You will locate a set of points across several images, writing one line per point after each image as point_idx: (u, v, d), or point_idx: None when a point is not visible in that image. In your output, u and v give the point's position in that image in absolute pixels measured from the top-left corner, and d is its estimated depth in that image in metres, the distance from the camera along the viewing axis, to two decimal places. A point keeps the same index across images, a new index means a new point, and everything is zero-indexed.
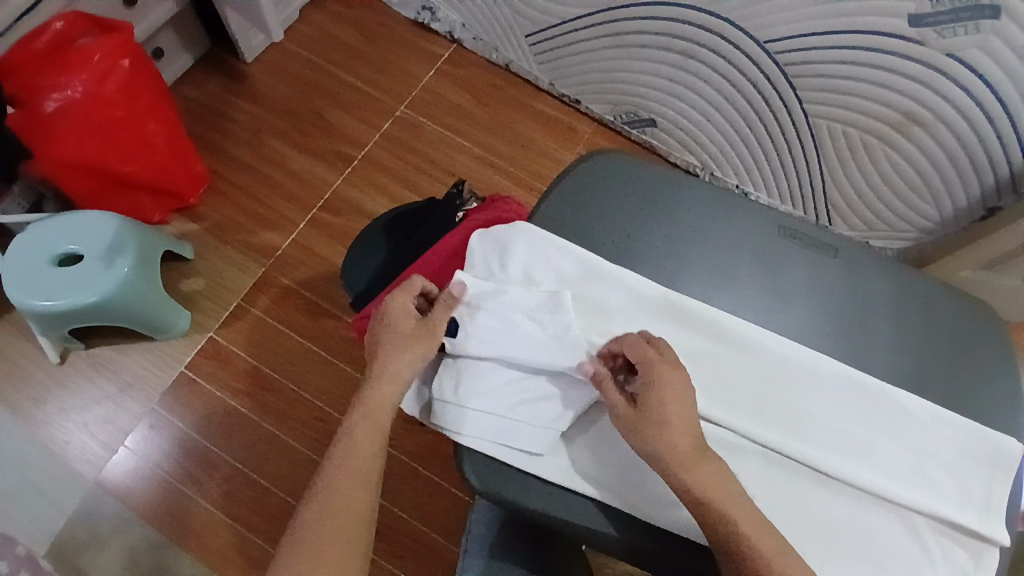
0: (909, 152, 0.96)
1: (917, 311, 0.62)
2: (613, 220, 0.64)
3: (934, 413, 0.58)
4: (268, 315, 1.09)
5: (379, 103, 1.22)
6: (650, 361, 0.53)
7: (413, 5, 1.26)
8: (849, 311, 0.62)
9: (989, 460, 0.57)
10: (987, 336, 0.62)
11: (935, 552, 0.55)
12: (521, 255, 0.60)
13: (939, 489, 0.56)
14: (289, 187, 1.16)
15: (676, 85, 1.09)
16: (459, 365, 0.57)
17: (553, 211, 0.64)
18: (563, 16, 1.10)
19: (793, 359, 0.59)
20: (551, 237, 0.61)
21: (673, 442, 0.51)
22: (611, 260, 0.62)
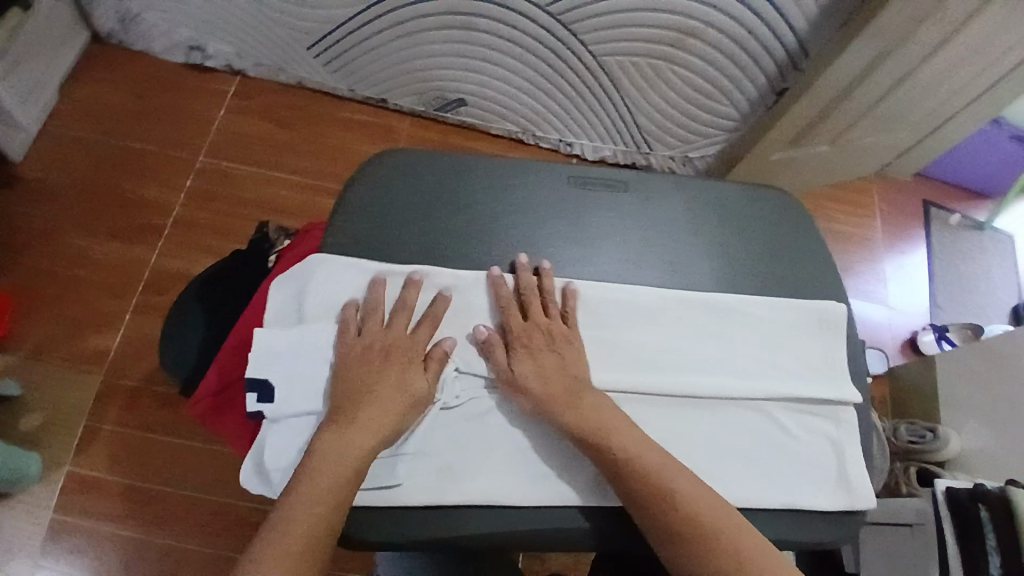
0: (693, 63, 1.01)
1: (717, 217, 0.64)
2: (404, 216, 0.61)
3: (761, 302, 0.61)
4: (124, 425, 0.99)
5: (175, 163, 1.12)
6: (513, 323, 0.57)
7: (178, 48, 1.15)
8: (652, 236, 0.63)
9: (819, 326, 0.61)
10: (783, 217, 0.65)
11: (796, 430, 0.58)
12: (319, 287, 0.57)
13: (780, 371, 0.59)
14: (106, 281, 1.05)
15: (471, 61, 1.08)
16: (283, 427, 0.53)
17: (342, 229, 0.60)
18: (337, 19, 1.03)
19: (617, 298, 0.60)
20: (351, 259, 0.58)
21: (560, 394, 0.53)
22: (417, 260, 0.59)
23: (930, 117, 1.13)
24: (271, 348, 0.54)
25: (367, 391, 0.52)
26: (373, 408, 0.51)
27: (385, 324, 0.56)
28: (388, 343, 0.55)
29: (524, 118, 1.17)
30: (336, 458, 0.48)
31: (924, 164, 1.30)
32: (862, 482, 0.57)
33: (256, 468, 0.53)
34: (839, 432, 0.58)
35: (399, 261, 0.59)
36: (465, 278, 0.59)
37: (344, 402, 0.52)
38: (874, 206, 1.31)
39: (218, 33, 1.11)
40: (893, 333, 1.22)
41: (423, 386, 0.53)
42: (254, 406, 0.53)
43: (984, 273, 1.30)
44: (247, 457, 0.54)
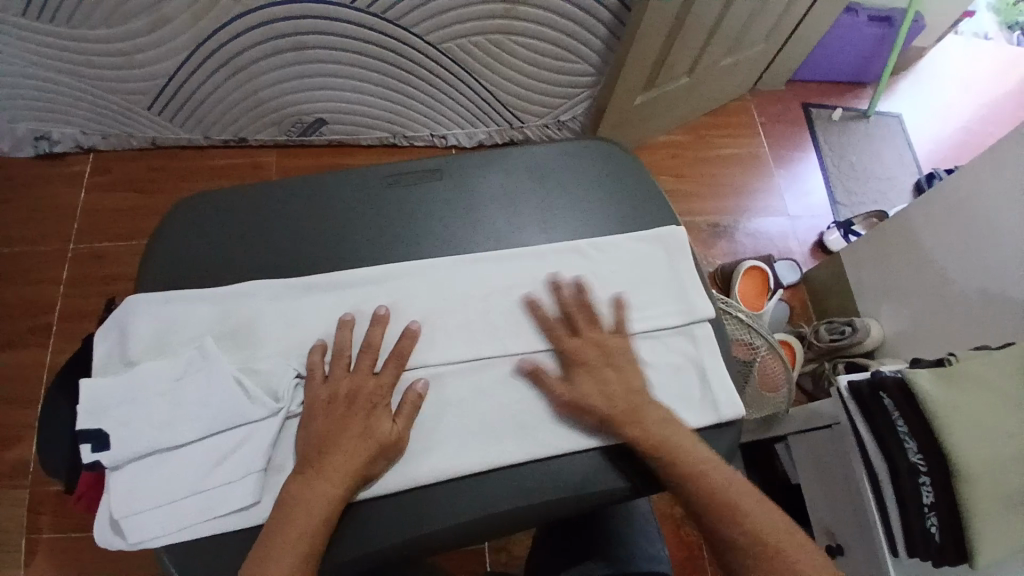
0: (530, 28, 1.00)
1: (534, 182, 0.66)
2: (224, 248, 0.60)
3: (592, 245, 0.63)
4: (60, 529, 0.95)
5: (49, 256, 1.09)
6: (566, 343, 0.57)
7: (22, 141, 1.11)
8: (468, 213, 0.64)
9: (652, 246, 0.64)
10: (600, 166, 0.68)
11: (652, 355, 0.59)
12: (141, 328, 0.56)
13: (626, 308, 0.61)
14: (7, 391, 1.01)
15: (315, 79, 1.05)
16: (129, 471, 0.51)
17: (162, 270, 0.59)
18: (168, 72, 1.00)
19: (460, 286, 0.60)
20: (170, 293, 0.58)
21: (622, 411, 0.54)
22: (243, 278, 0.59)
23: (781, 22, 1.14)
24: (101, 396, 0.52)
25: (336, 437, 0.51)
26: (340, 457, 0.50)
27: (353, 367, 0.55)
28: (355, 392, 0.54)
29: (388, 122, 1.15)
30: (297, 498, 0.49)
31: (792, 69, 1.32)
32: (726, 394, 0.58)
33: (103, 520, 0.51)
34: (697, 352, 0.60)
35: (227, 283, 0.59)
36: (293, 285, 0.59)
37: (312, 451, 0.51)
38: (755, 122, 1.32)
39: (56, 115, 1.07)
40: (799, 240, 1.24)
41: (391, 432, 0.52)
42: (91, 455, 0.51)
43: (878, 159, 1.32)
44: (100, 509, 0.52)
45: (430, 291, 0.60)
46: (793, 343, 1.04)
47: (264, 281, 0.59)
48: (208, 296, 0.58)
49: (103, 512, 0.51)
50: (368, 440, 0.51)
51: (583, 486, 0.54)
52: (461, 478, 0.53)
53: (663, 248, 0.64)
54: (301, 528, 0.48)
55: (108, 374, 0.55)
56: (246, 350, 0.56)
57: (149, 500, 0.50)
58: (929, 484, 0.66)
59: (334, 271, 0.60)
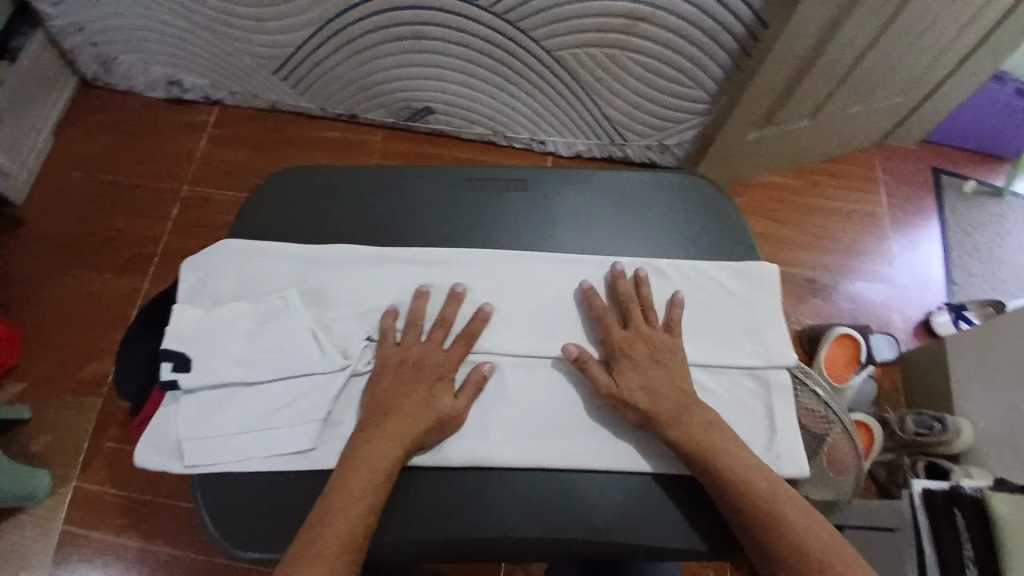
0: (649, 48, 0.96)
1: (620, 205, 0.64)
2: (309, 219, 0.62)
3: (677, 266, 0.61)
4: (124, 442, 1.03)
5: (162, 194, 1.17)
6: (614, 334, 0.56)
7: (157, 85, 1.21)
8: (549, 225, 0.63)
9: (737, 281, 0.60)
10: (694, 198, 0.64)
11: (722, 390, 0.56)
12: (228, 270, 0.58)
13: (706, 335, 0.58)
14: (104, 310, 1.10)
15: (429, 67, 1.07)
16: (199, 398, 0.54)
17: (253, 225, 0.62)
18: (295, 42, 1.06)
19: (530, 290, 0.60)
20: (260, 242, 0.60)
21: (667, 409, 0.52)
22: (329, 242, 0.61)
23: (924, 77, 1.05)
24: (187, 325, 0.55)
25: (398, 402, 0.52)
26: (399, 420, 0.51)
27: (424, 337, 0.56)
28: (421, 358, 0.55)
29: (492, 119, 1.16)
30: (358, 454, 0.50)
31: (929, 128, 1.21)
32: (789, 450, 0.54)
33: (155, 439, 0.53)
34: (765, 394, 0.56)
35: (315, 244, 0.61)
36: (370, 254, 0.59)
37: (378, 411, 0.52)
38: (877, 179, 1.22)
39: (191, 66, 1.16)
40: (902, 315, 1.13)
41: (450, 407, 0.53)
42: (168, 374, 0.53)
43: (1010, 241, 1.18)
44: (149, 434, 0.53)
45: (498, 291, 0.59)
46: (871, 425, 0.95)
47: (345, 249, 0.59)
48: (294, 251, 0.59)
49: (158, 433, 0.54)
50: (435, 412, 0.52)
51: (607, 535, 0.52)
52: (481, 495, 0.53)
53: (751, 291, 0.60)
54: (360, 483, 0.48)
55: (195, 305, 0.57)
56: (324, 307, 0.58)
57: (209, 429, 0.53)
58: None
59: (415, 247, 0.60)
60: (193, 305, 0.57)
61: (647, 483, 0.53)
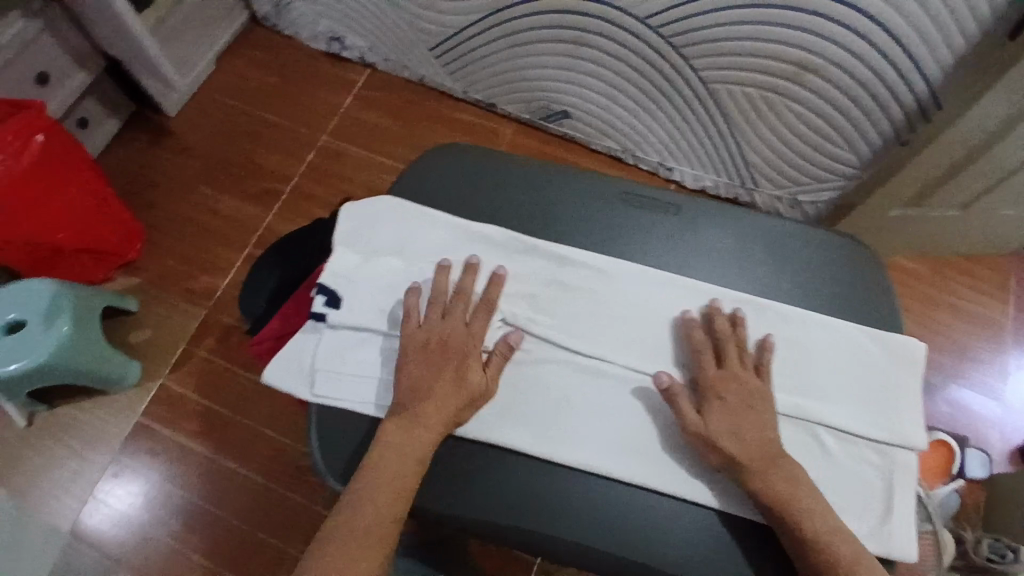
0: (810, 100, 0.95)
1: (769, 252, 0.63)
2: (468, 196, 0.66)
3: (824, 323, 0.61)
4: (215, 355, 1.10)
5: (302, 137, 1.24)
6: (708, 370, 0.56)
7: (320, 37, 1.27)
8: (693, 254, 0.63)
9: (879, 351, 0.60)
10: (843, 266, 0.63)
11: (846, 458, 0.58)
12: (389, 227, 0.64)
13: (836, 399, 0.59)
14: (225, 231, 1.17)
15: (580, 74, 1.09)
16: (336, 335, 0.60)
17: (416, 190, 0.66)
18: (458, 25, 1.10)
19: (664, 310, 0.60)
20: (423, 207, 0.64)
21: (756, 457, 0.52)
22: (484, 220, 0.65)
23: None
24: (345, 268, 0.62)
25: (435, 380, 0.55)
26: (437, 402, 0.55)
27: (445, 313, 0.58)
28: (473, 343, 0.57)
29: (625, 136, 1.16)
30: (411, 425, 0.54)
31: None
32: (903, 532, 0.56)
33: (293, 361, 0.60)
34: (892, 473, 0.57)
35: (472, 219, 0.65)
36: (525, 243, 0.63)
37: (412, 393, 0.55)
38: (1010, 288, 1.15)
39: (356, 27, 1.22)
40: (1005, 436, 1.06)
41: (481, 386, 0.56)
42: (320, 307, 0.60)
43: None
44: (283, 354, 0.60)
45: (627, 306, 0.61)
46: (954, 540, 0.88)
47: (497, 230, 0.63)
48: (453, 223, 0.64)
49: (294, 358, 0.60)
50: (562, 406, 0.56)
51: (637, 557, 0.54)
52: (573, 496, 0.55)
53: (890, 362, 0.60)
54: (409, 453, 0.53)
55: (353, 249, 0.63)
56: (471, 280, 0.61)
57: (341, 365, 0.59)
58: None
59: (564, 244, 0.63)
60: (352, 250, 0.63)
61: (735, 531, 0.54)
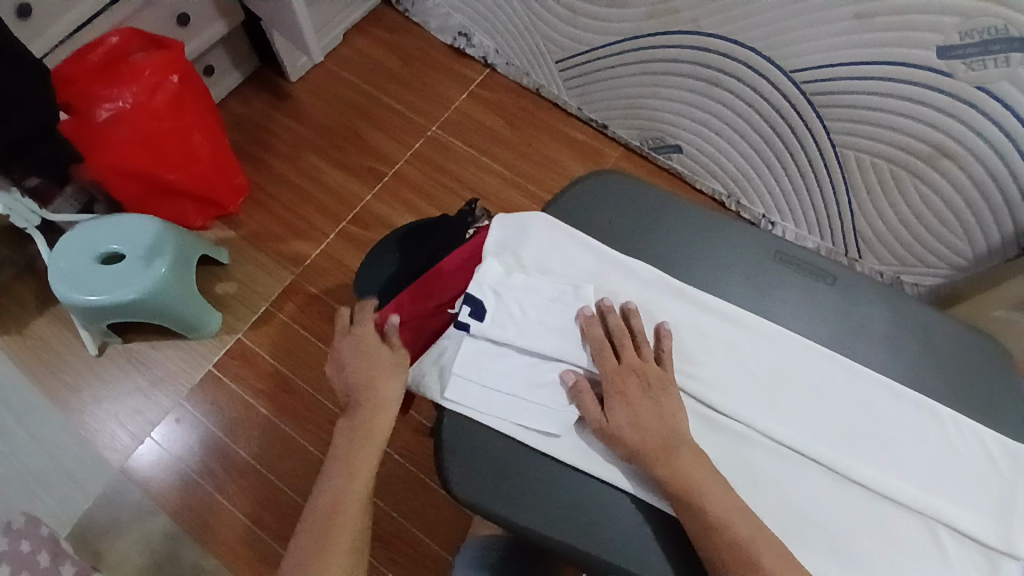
0: (938, 185, 0.94)
1: (916, 336, 0.63)
2: (618, 228, 0.67)
3: (953, 419, 0.59)
4: (294, 321, 1.11)
5: (413, 123, 1.26)
6: (607, 366, 0.58)
7: (449, 30, 1.31)
8: (840, 328, 0.63)
9: (1006, 460, 0.58)
10: (988, 363, 0.62)
11: (953, 553, 0.55)
12: (538, 242, 0.65)
13: (958, 500, 0.57)
14: (324, 200, 1.19)
15: (703, 113, 1.09)
16: (478, 345, 0.61)
17: (572, 211, 0.67)
18: (593, 43, 1.12)
19: (799, 377, 0.60)
20: (570, 228, 0.65)
21: (653, 446, 0.54)
22: (627, 252, 0.66)
23: None
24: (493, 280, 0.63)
25: (364, 376, 0.63)
26: (371, 406, 0.62)
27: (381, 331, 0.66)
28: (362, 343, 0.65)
29: (734, 181, 1.16)
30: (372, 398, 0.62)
31: None
32: None
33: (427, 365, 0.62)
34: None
35: (614, 248, 0.66)
36: (667, 283, 0.63)
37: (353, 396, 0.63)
38: None
39: (488, 27, 1.24)
40: None
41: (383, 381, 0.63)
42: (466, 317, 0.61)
43: None
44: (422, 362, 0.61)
45: (767, 366, 0.60)
46: None
47: (646, 267, 0.64)
48: (608, 254, 0.64)
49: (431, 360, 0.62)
50: (700, 472, 0.53)
51: None
52: (678, 551, 0.55)
53: (1017, 474, 0.58)
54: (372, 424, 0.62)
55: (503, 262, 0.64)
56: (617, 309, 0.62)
57: (477, 375, 0.60)
58: None
59: (708, 291, 0.63)
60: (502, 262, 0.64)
61: None
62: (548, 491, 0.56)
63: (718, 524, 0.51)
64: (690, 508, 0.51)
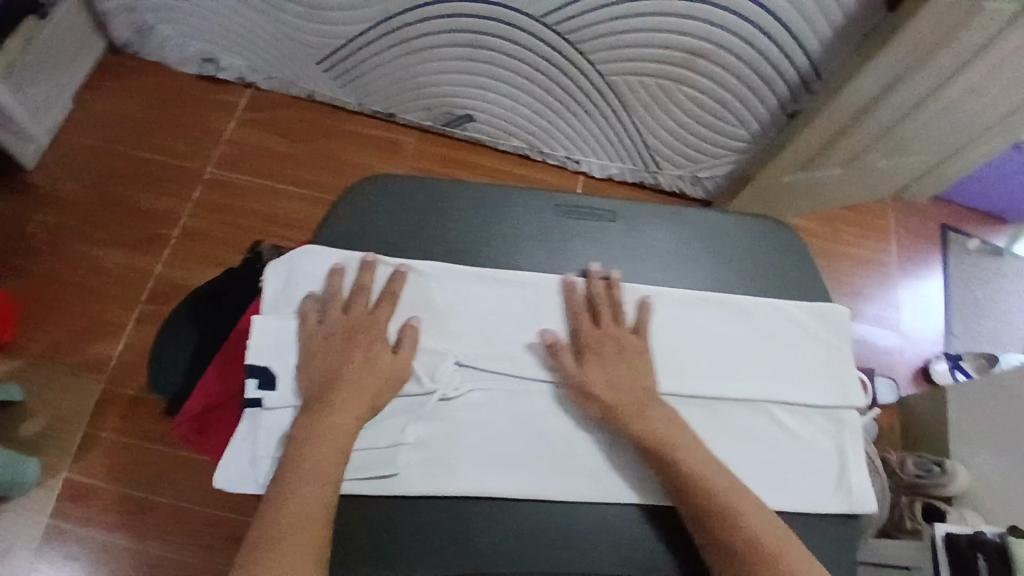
0: (703, 83, 0.99)
1: (706, 242, 0.65)
2: (400, 234, 0.61)
3: (763, 303, 0.62)
4: (125, 433, 0.99)
5: (186, 171, 1.13)
6: (584, 330, 0.58)
7: (191, 60, 1.17)
8: (635, 255, 0.64)
9: (816, 323, 0.62)
10: (776, 244, 0.65)
11: (798, 427, 0.59)
12: (310, 277, 0.58)
13: (784, 378, 0.60)
14: (114, 290, 1.05)
15: (477, 77, 1.06)
16: (280, 416, 0.54)
17: (343, 232, 0.60)
18: (347, 35, 1.03)
19: None
20: (341, 253, 0.59)
21: (627, 404, 0.55)
22: (416, 256, 0.61)
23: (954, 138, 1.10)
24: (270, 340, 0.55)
25: (340, 372, 0.53)
26: (349, 389, 0.53)
27: (347, 307, 0.56)
28: (352, 324, 0.56)
29: (531, 133, 1.16)
30: (323, 416, 0.51)
31: (943, 187, 1.26)
32: (860, 483, 0.58)
33: (232, 457, 0.53)
34: (838, 433, 0.59)
35: (399, 258, 0.60)
36: (464, 273, 0.60)
37: (318, 386, 0.53)
38: (890, 230, 1.28)
39: (231, 46, 1.12)
40: (901, 361, 1.19)
41: (391, 366, 0.55)
42: (255, 391, 0.54)
43: (1005, 302, 1.26)
44: (225, 458, 0.53)
45: (585, 321, 0.60)
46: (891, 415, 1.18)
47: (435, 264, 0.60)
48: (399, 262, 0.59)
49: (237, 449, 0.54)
50: (676, 430, 0.54)
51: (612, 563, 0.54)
52: (569, 530, 0.55)
53: (826, 331, 0.62)
54: (327, 447, 0.50)
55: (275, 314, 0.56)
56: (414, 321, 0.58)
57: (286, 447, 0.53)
58: None
59: (507, 269, 0.61)
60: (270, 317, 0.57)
61: None
62: (417, 530, 0.53)
63: (692, 476, 0.52)
64: (666, 461, 0.53)
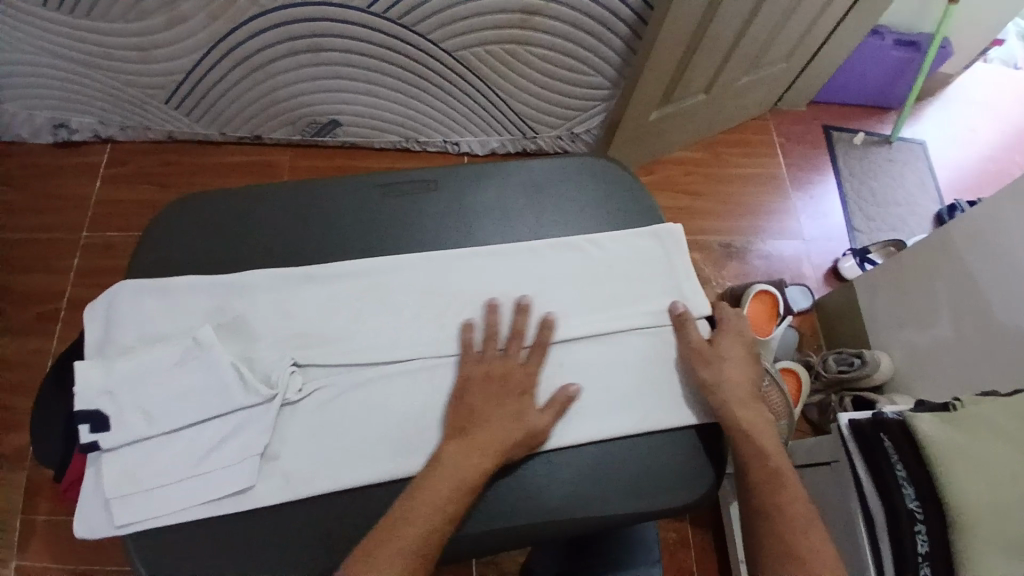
0: (546, 39, 0.99)
1: (538, 189, 0.66)
2: (214, 250, 0.60)
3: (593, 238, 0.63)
4: (60, 513, 0.95)
5: (63, 242, 1.11)
6: (726, 315, 0.61)
7: (41, 129, 1.13)
8: (459, 215, 0.63)
9: (648, 244, 0.64)
10: (607, 175, 0.67)
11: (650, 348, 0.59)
12: (127, 314, 0.55)
13: (627, 303, 0.61)
14: (15, 376, 1.02)
15: (329, 81, 1.05)
16: (123, 455, 0.51)
17: (154, 263, 0.59)
18: (185, 67, 1.01)
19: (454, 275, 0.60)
20: (159, 283, 0.57)
21: (740, 389, 0.57)
22: (233, 269, 0.59)
23: (807, 38, 1.13)
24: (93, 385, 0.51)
25: (485, 414, 0.52)
26: (490, 431, 0.51)
27: (504, 350, 0.56)
28: (511, 370, 0.55)
29: (402, 126, 1.15)
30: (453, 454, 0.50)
31: (815, 89, 1.30)
32: None
33: (87, 504, 0.50)
34: None
35: (224, 274, 0.58)
36: (290, 274, 0.58)
37: (466, 421, 0.52)
38: (774, 143, 1.31)
39: (76, 106, 1.10)
40: (812, 265, 1.21)
41: (543, 423, 0.53)
42: (86, 437, 0.50)
43: (903, 185, 1.29)
44: (83, 502, 0.50)
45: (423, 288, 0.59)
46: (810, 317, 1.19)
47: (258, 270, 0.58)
48: (214, 281, 0.57)
49: (92, 495, 0.51)
50: (767, 436, 0.56)
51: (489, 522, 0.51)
52: None
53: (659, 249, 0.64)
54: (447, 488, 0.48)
55: (100, 357, 0.54)
56: (240, 339, 0.56)
57: (135, 484, 0.50)
58: (925, 533, 0.61)
59: (332, 263, 0.59)
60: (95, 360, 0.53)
61: (595, 456, 0.54)
62: (267, 530, 0.50)
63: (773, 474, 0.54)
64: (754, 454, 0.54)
